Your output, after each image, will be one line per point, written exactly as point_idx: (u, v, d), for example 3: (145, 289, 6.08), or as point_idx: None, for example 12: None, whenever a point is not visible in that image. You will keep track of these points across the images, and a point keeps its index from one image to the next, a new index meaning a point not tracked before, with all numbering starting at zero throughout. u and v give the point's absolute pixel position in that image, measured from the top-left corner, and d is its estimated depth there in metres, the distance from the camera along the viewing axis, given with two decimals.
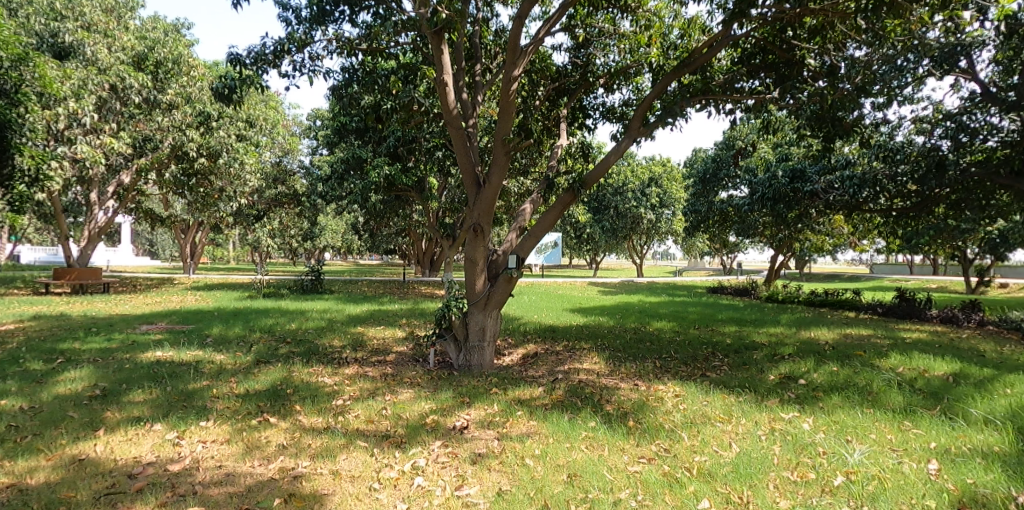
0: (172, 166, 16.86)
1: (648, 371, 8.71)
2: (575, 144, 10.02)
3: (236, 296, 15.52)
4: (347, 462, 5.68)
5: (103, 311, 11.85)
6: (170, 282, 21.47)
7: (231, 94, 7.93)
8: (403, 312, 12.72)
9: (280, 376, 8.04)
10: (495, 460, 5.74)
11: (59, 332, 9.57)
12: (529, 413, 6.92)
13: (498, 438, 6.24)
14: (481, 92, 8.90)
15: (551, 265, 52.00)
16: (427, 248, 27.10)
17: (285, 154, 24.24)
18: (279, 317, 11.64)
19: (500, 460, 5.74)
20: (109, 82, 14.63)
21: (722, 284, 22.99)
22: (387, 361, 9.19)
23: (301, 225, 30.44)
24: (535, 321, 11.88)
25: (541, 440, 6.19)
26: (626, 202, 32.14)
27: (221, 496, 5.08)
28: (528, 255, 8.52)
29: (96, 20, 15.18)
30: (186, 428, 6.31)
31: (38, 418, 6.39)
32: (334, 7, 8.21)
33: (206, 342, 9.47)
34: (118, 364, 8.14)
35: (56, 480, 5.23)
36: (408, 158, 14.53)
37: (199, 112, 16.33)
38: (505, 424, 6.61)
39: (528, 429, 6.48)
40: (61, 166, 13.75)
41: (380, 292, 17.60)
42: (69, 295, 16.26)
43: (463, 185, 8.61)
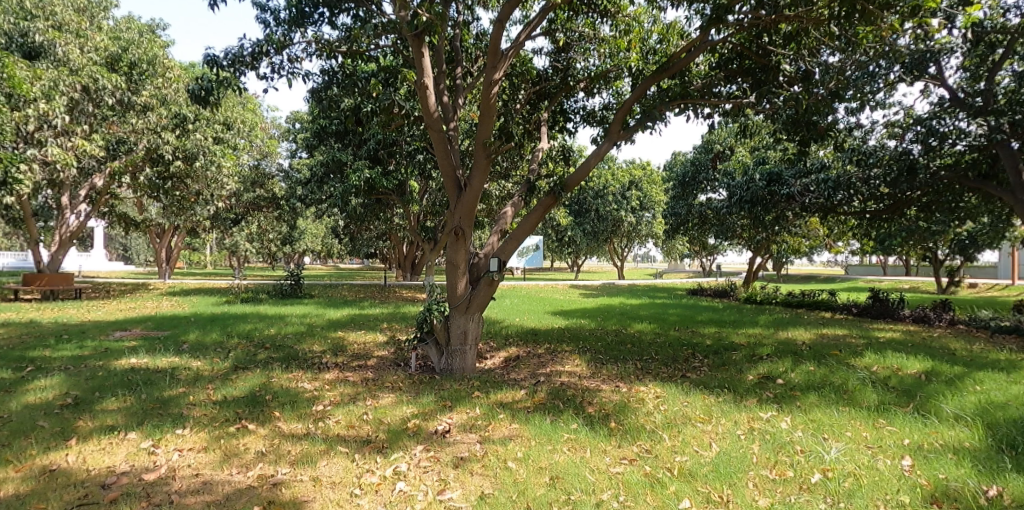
0: (145, 169, 16.34)
1: (630, 373, 8.77)
2: (556, 148, 9.97)
3: (213, 300, 15.28)
4: (328, 468, 5.63)
5: (76, 318, 11.57)
6: (145, 287, 21.13)
7: (207, 97, 7.77)
8: (384, 316, 12.64)
9: (258, 383, 7.94)
10: (478, 464, 5.73)
11: (29, 339, 9.30)
12: (511, 415, 6.94)
13: (480, 442, 6.23)
14: (463, 95, 8.92)
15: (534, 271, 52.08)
16: (408, 251, 26.96)
17: (263, 157, 23.96)
18: (257, 322, 11.48)
19: (483, 464, 5.73)
20: (81, 83, 14.27)
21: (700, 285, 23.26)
22: (368, 365, 9.12)
23: (280, 229, 30.09)
24: (517, 324, 11.88)
25: (523, 442, 6.20)
26: (606, 205, 32.35)
27: (198, 505, 4.99)
28: (510, 258, 8.59)
29: (67, 19, 14.83)
30: (162, 436, 6.19)
31: (6, 428, 6.22)
32: (313, 9, 8.18)
33: (183, 349, 9.29)
34: (91, 371, 7.95)
35: (26, 492, 5.09)
36: (389, 161, 14.49)
37: (175, 114, 16.09)
38: (488, 427, 6.61)
39: (510, 432, 6.49)
40: (32, 169, 13.39)
41: (360, 296, 17.47)
42: (39, 301, 15.85)
43: (444, 188, 8.62)
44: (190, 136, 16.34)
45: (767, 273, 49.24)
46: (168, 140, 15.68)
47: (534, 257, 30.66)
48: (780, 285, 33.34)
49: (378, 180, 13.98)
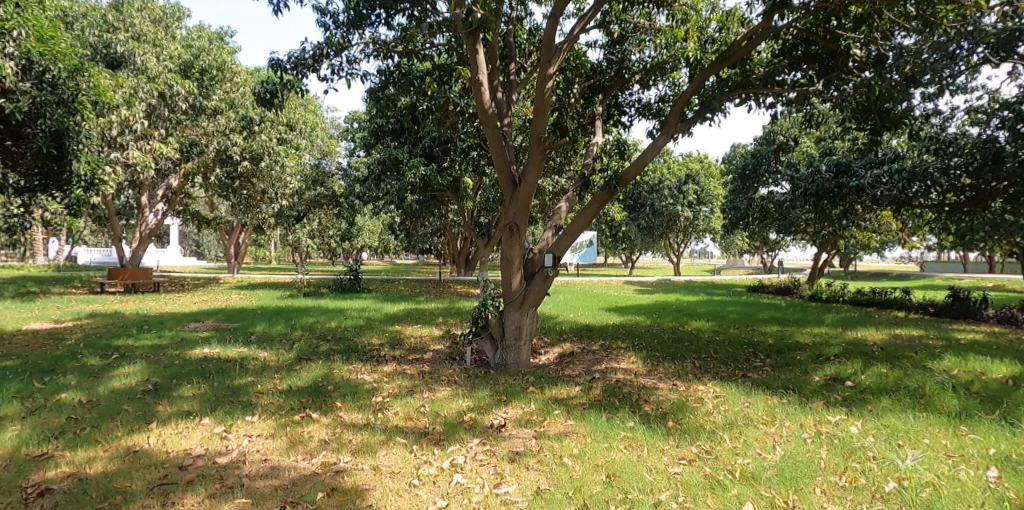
0: (215, 169, 17.29)
1: (687, 371, 8.57)
2: (610, 142, 9.65)
3: (278, 294, 15.92)
4: (387, 458, 5.80)
5: (155, 310, 12.35)
6: (216, 281, 22.31)
7: (273, 99, 8.11)
8: (439, 311, 12.86)
9: (321, 373, 8.27)
10: (533, 459, 5.76)
11: (114, 329, 10.01)
12: (566, 412, 6.93)
13: (535, 437, 6.26)
14: (516, 91, 8.94)
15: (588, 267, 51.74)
16: (462, 247, 27.22)
17: (324, 156, 24.85)
18: (320, 315, 11.93)
19: (538, 459, 5.75)
20: (157, 90, 15.20)
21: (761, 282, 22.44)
22: (425, 359, 9.30)
23: (340, 225, 31.11)
24: (571, 320, 11.82)
25: (578, 439, 6.17)
26: (662, 199, 31.58)
27: (267, 489, 5.25)
28: (564, 253, 8.57)
29: (144, 30, 15.83)
30: (233, 422, 6.54)
31: (96, 411, 6.72)
32: (370, 11, 8.41)
33: (251, 339, 9.80)
34: (169, 360, 8.49)
35: (113, 470, 5.49)
36: (443, 158, 14.77)
37: (242, 117, 16.97)
38: (543, 423, 6.62)
39: (566, 429, 6.47)
40: (115, 171, 14.28)
41: (417, 292, 17.81)
42: (123, 294, 16.96)
43: (499, 185, 8.69)
44: (256, 137, 17.15)
45: (834, 270, 47.03)
46: (236, 142, 16.68)
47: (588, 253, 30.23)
48: (848, 282, 31.72)
49: (433, 177, 14.20)
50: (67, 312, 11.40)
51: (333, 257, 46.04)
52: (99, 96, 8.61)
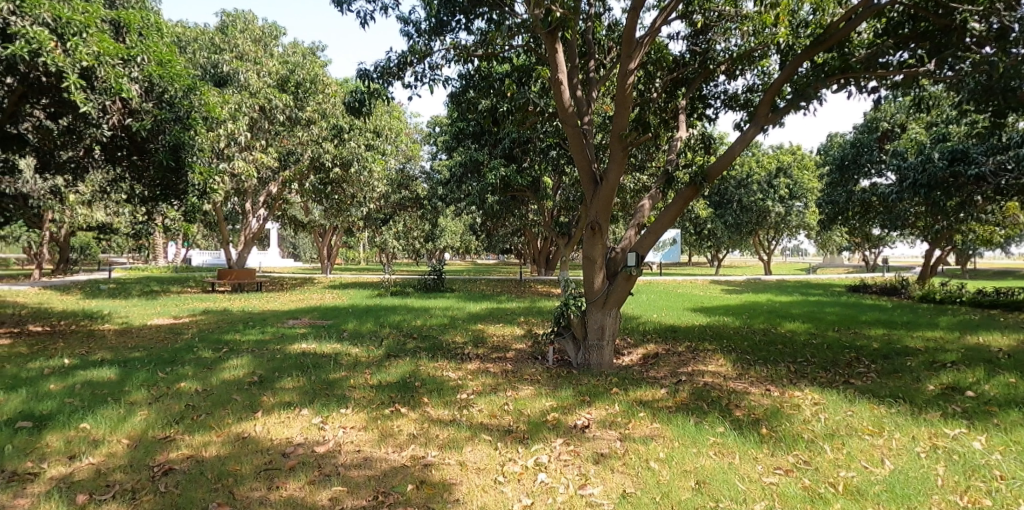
0: (311, 176, 19.07)
1: (782, 376, 8.10)
2: (695, 136, 9.21)
3: (367, 294, 16.69)
4: (473, 454, 5.93)
5: (257, 307, 13.34)
6: (311, 281, 23.65)
7: (361, 108, 8.49)
8: (521, 310, 12.94)
9: (409, 369, 8.60)
10: (619, 461, 5.67)
11: (223, 325, 10.92)
12: (652, 414, 6.78)
13: (620, 439, 6.17)
14: (596, 88, 8.85)
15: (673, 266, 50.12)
16: (542, 247, 27.19)
17: (408, 161, 25.71)
18: (406, 313, 12.38)
19: (624, 462, 5.66)
20: (259, 104, 16.39)
21: (864, 282, 20.77)
22: (507, 357, 9.42)
23: (424, 227, 32.07)
24: (655, 320, 11.52)
25: (665, 443, 6.02)
26: (750, 195, 29.95)
27: (361, 478, 5.51)
28: (648, 252, 8.37)
29: (247, 50, 16.85)
30: (329, 414, 6.95)
31: (210, 399, 7.38)
32: (450, 17, 8.63)
33: (344, 335, 10.36)
34: (272, 353, 9.16)
35: (225, 454, 5.97)
36: (523, 159, 14.81)
37: (333, 126, 18.09)
38: (627, 425, 6.52)
39: (652, 432, 6.33)
40: (224, 181, 15.56)
41: (498, 291, 18.04)
42: (230, 293, 18.41)
43: (581, 183, 8.63)
44: (346, 144, 18.30)
45: (949, 267, 42.80)
46: (328, 149, 17.80)
47: (671, 251, 28.03)
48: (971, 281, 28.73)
49: (513, 177, 14.35)
50: (184, 310, 12.52)
51: (419, 258, 47.50)
52: (209, 112, 9.43)
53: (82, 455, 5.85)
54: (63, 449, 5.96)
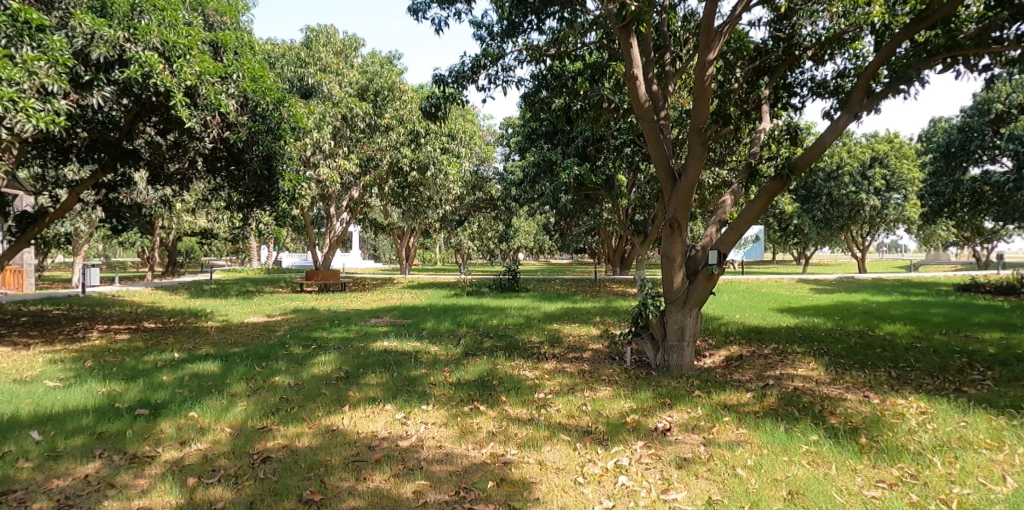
0: (389, 181, 20.12)
1: (882, 381, 7.52)
2: (780, 127, 8.74)
3: (444, 294, 17.09)
4: (552, 454, 5.91)
5: (342, 306, 14.02)
6: (390, 282, 24.46)
7: (437, 112, 8.72)
8: (596, 310, 12.78)
9: (486, 368, 8.74)
10: (703, 467, 5.48)
11: (312, 323, 11.55)
12: (737, 419, 6.50)
13: (704, 444, 5.95)
14: (673, 82, 8.59)
15: (758, 265, 47.85)
16: (616, 246, 26.80)
17: (482, 163, 26.19)
18: (482, 313, 12.56)
19: (709, 467, 5.46)
20: (341, 113, 17.32)
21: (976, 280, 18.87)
22: (584, 358, 9.34)
23: (497, 227, 32.45)
24: (738, 321, 11.02)
25: (753, 450, 5.75)
26: (841, 187, 27.79)
27: (443, 473, 5.60)
28: (731, 250, 8.02)
29: (329, 62, 17.72)
30: (411, 410, 7.19)
31: (301, 393, 7.84)
32: (522, 18, 8.67)
33: (423, 334, 10.68)
34: (357, 350, 9.60)
35: (317, 445, 6.23)
36: (597, 157, 14.63)
37: (409, 131, 18.69)
38: (712, 429, 6.28)
39: (738, 437, 6.07)
40: (311, 187, 16.51)
41: (573, 290, 17.93)
42: (317, 293, 19.43)
43: (658, 180, 8.39)
44: (422, 148, 18.75)
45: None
46: (405, 154, 18.48)
47: (753, 251, 26.09)
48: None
49: (587, 176, 14.26)
50: (276, 308, 13.39)
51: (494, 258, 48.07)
52: (297, 123, 10.09)
53: (191, 441, 6.30)
54: (174, 435, 6.44)
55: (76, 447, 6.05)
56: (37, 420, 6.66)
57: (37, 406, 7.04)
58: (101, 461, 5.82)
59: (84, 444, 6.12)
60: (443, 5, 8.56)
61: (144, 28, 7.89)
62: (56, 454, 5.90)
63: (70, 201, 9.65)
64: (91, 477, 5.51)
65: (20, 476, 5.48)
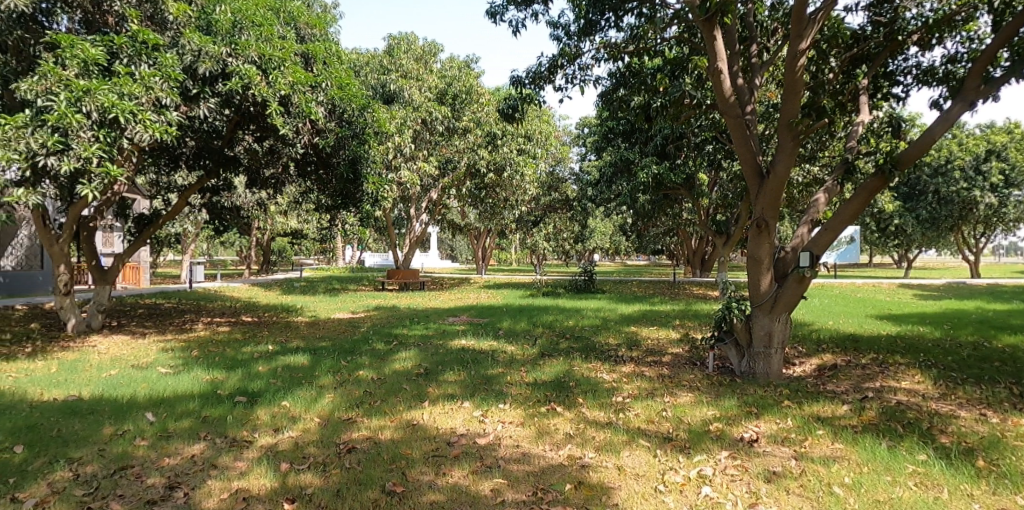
0: (467, 182, 20.49)
1: (1002, 398, 6.77)
2: (880, 119, 8.08)
3: (522, 294, 17.21)
4: (631, 459, 5.76)
5: (423, 305, 14.47)
6: (468, 282, 24.88)
7: (514, 113, 8.78)
8: (677, 313, 12.39)
9: (563, 369, 8.69)
10: (794, 482, 5.15)
11: (394, 320, 11.99)
12: (833, 433, 6.06)
13: (795, 458, 5.59)
14: (760, 74, 8.14)
15: (854, 268, 44.72)
16: (698, 247, 25.98)
17: (557, 163, 26.34)
18: (558, 314, 12.52)
19: (801, 483, 5.12)
20: (421, 117, 17.87)
21: None
22: (664, 362, 9.06)
23: (573, 228, 32.33)
24: (832, 328, 10.31)
25: (852, 467, 5.33)
26: (950, 184, 25.39)
27: (520, 473, 5.59)
28: (824, 252, 7.47)
29: (411, 68, 18.29)
30: (489, 408, 7.27)
31: (383, 387, 8.15)
32: (599, 16, 8.55)
33: (500, 333, 10.81)
34: (436, 348, 9.86)
35: (399, 438, 6.43)
36: (678, 155, 14.19)
37: (487, 133, 19.15)
38: (804, 443, 5.90)
39: (834, 452, 5.66)
40: (393, 189, 17.19)
41: (653, 292, 17.50)
42: (398, 291, 20.18)
43: (744, 178, 7.96)
44: (499, 150, 19.22)
45: None
46: (483, 156, 18.96)
47: (847, 251, 24.23)
48: None
49: (667, 175, 13.87)
50: (360, 305, 14.04)
51: (573, 259, 47.81)
52: (380, 127, 10.52)
53: (284, 429, 6.68)
54: (269, 422, 6.87)
55: (185, 429, 6.55)
56: (151, 403, 7.30)
57: (151, 391, 7.74)
58: (205, 443, 6.25)
59: (191, 427, 6.62)
60: (519, 7, 8.61)
61: (244, 44, 8.54)
62: (167, 435, 6.40)
63: (179, 205, 10.54)
64: (197, 457, 5.91)
65: (137, 453, 5.95)
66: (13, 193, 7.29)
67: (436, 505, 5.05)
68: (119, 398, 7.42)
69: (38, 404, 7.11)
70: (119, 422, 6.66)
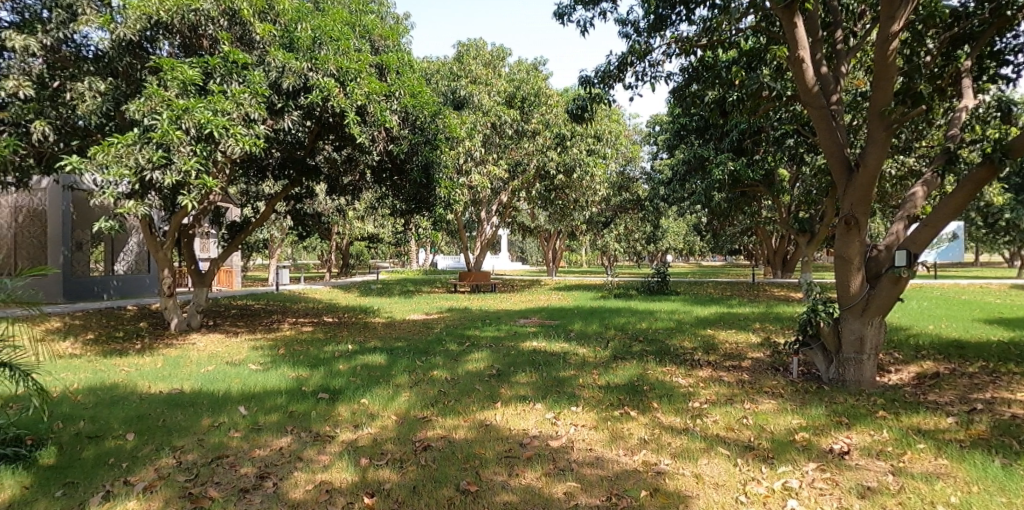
0: (537, 184, 20.43)
1: None
2: (986, 104, 7.40)
3: (592, 296, 17.04)
4: (710, 468, 5.53)
5: (493, 306, 14.56)
6: (538, 283, 24.87)
7: (583, 114, 8.66)
8: (756, 316, 11.86)
9: (636, 373, 8.49)
10: (891, 498, 4.78)
11: (466, 322, 12.12)
12: (936, 448, 5.59)
13: (892, 473, 5.20)
14: (846, 62, 7.64)
15: (954, 267, 41.37)
16: (778, 247, 24.83)
17: (627, 163, 25.92)
18: (630, 316, 12.26)
19: (899, 499, 4.75)
20: (491, 121, 18.04)
21: None
22: (744, 367, 8.67)
23: (644, 228, 31.71)
24: (932, 332, 9.54)
25: (958, 485, 4.90)
26: None
27: (593, 477, 5.48)
28: (923, 250, 6.89)
29: (479, 74, 18.45)
30: (561, 410, 7.20)
31: (456, 387, 8.25)
32: (670, 10, 8.30)
33: (571, 335, 10.69)
34: (507, 350, 9.87)
35: (472, 438, 6.47)
36: (755, 151, 13.59)
37: (556, 135, 19.09)
38: (902, 457, 5.47)
39: (937, 469, 5.22)
40: (464, 192, 17.42)
41: (729, 294, 16.85)
42: (469, 293, 20.45)
43: (830, 172, 7.48)
44: (568, 151, 19.16)
45: None
46: (552, 158, 18.91)
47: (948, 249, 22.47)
48: None
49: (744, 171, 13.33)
50: (433, 307, 14.31)
51: (644, 260, 46.90)
52: (451, 133, 10.66)
53: (363, 425, 6.88)
54: (349, 418, 7.10)
55: (273, 423, 6.88)
56: (243, 397, 7.72)
57: (243, 386, 8.19)
58: (291, 437, 6.53)
59: (279, 421, 6.94)
60: (587, 6, 8.50)
61: (323, 58, 8.88)
62: (258, 427, 6.73)
63: (266, 212, 11.09)
64: (284, 450, 6.17)
65: (231, 443, 6.27)
66: (124, 205, 7.89)
67: (510, 506, 5.03)
68: (215, 392, 7.90)
69: (146, 396, 7.68)
70: (215, 414, 7.07)
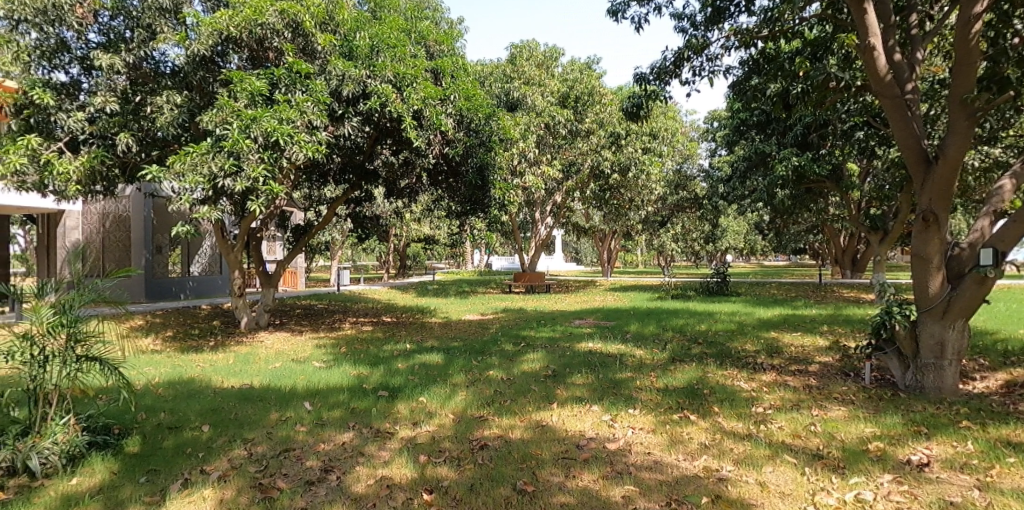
0: (592, 184, 20.22)
1: None
2: None
3: (649, 296, 16.73)
4: (776, 476, 5.29)
5: (548, 307, 14.49)
6: (593, 284, 24.60)
7: (639, 111, 8.48)
8: (823, 317, 11.32)
9: (696, 376, 8.26)
10: None
11: (521, 322, 12.11)
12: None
13: (978, 488, 4.84)
14: (923, 47, 7.19)
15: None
16: (846, 245, 23.69)
17: (684, 161, 25.31)
18: (689, 317, 11.95)
19: None
20: (544, 121, 18.00)
21: None
22: (811, 371, 8.29)
23: (702, 227, 30.92)
24: (1021, 336, 8.84)
25: None
26: None
27: (653, 481, 5.35)
28: (1012, 248, 6.40)
29: (532, 75, 18.44)
30: (618, 413, 7.07)
31: (513, 387, 8.24)
32: (728, 2, 8.02)
33: (627, 337, 10.51)
34: (562, 351, 9.78)
35: (528, 438, 6.43)
36: (821, 144, 13.00)
37: (611, 133, 18.85)
38: (990, 470, 5.09)
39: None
40: (518, 192, 17.44)
41: (794, 295, 16.15)
42: (524, 294, 20.45)
43: (906, 166, 7.05)
44: (623, 150, 18.90)
45: None
46: (607, 157, 18.70)
47: None
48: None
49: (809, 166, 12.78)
50: (488, 308, 14.38)
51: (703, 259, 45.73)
52: (506, 134, 10.67)
53: (422, 423, 6.96)
54: (408, 416, 7.20)
55: (336, 419, 7.05)
56: (308, 394, 7.96)
57: (308, 383, 8.44)
58: (353, 432, 6.67)
59: (341, 417, 7.10)
60: (641, 2, 8.34)
61: (381, 64, 9.07)
62: (322, 423, 6.91)
63: (328, 216, 11.42)
64: (346, 445, 6.30)
65: (297, 437, 6.46)
66: (200, 210, 8.36)
67: (568, 506, 4.97)
68: (281, 388, 8.17)
69: (219, 390, 8.03)
70: (283, 409, 7.31)
